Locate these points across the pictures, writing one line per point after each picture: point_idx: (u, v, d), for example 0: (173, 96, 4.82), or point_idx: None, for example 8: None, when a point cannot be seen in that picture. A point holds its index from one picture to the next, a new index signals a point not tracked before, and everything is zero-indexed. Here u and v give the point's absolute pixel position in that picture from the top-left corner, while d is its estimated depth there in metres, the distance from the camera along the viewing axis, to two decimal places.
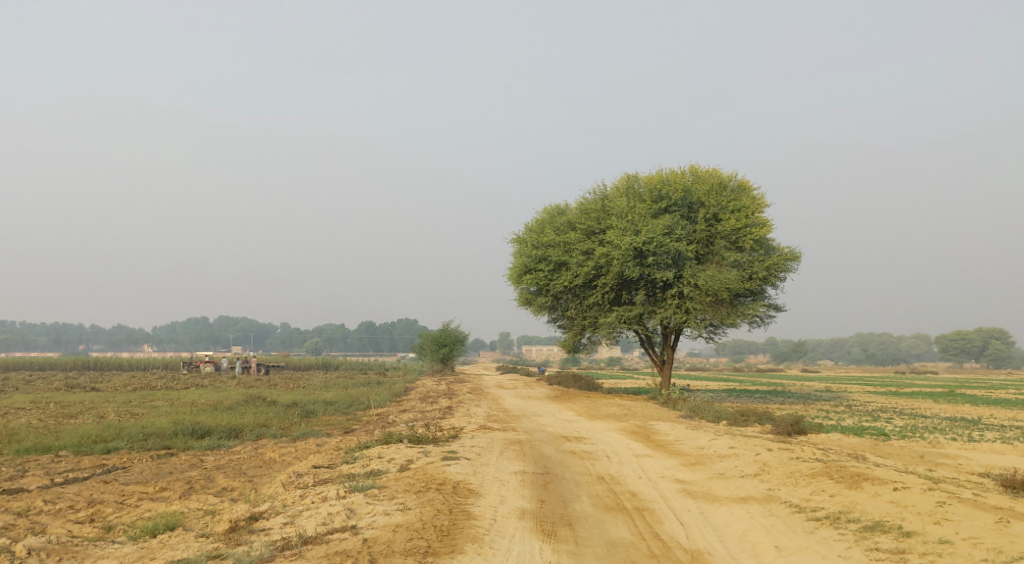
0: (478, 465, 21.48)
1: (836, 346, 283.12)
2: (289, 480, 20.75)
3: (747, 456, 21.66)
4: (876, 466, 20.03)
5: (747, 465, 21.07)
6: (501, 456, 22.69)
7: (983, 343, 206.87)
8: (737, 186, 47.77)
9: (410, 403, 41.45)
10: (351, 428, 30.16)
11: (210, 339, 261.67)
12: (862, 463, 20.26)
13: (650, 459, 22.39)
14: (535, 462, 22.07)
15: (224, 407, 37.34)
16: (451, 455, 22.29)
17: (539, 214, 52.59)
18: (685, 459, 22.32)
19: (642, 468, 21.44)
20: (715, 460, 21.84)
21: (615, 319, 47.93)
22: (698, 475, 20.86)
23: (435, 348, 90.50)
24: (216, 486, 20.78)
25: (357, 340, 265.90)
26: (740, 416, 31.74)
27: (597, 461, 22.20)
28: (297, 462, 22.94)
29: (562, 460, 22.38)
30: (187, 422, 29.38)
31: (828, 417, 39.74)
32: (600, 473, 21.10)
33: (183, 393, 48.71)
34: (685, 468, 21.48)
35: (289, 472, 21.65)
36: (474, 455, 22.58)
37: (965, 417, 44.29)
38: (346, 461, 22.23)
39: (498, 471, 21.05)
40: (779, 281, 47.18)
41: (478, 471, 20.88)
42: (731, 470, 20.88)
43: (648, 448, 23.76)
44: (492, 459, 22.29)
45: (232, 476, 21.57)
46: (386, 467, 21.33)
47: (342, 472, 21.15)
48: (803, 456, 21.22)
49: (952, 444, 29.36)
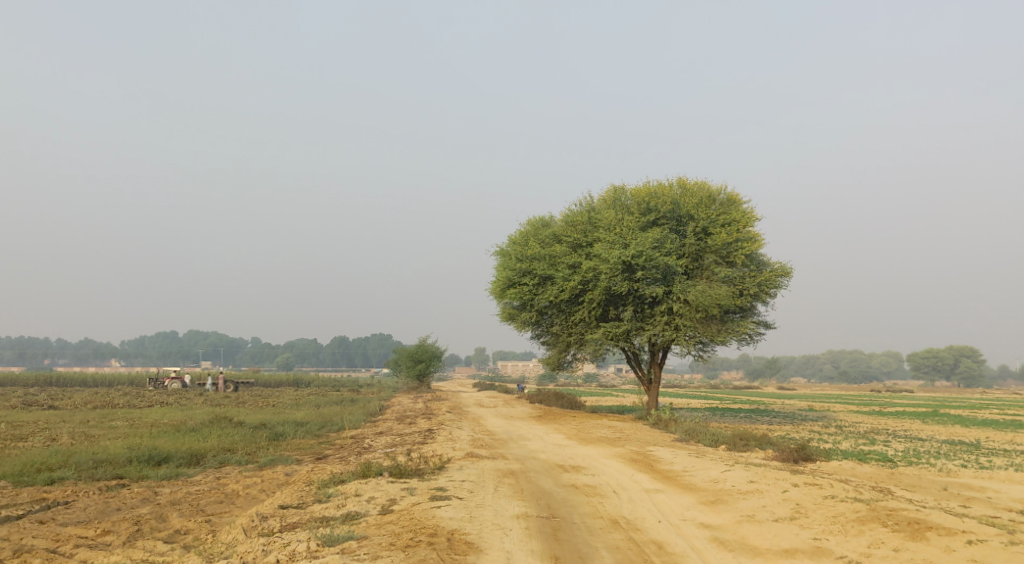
0: (474, 507, 19.30)
1: (808, 364, 283.45)
2: (255, 525, 18.52)
3: (774, 494, 19.69)
4: (929, 509, 18.20)
5: (779, 506, 19.09)
6: (497, 494, 20.55)
7: (955, 361, 207.11)
8: (727, 198, 46.08)
9: (386, 424, 39.18)
10: (324, 454, 27.89)
11: (179, 353, 257.29)
12: (911, 504, 18.43)
13: (664, 496, 20.34)
14: (537, 502, 19.94)
15: (186, 429, 34.86)
16: (440, 494, 20.14)
17: (523, 226, 50.55)
18: (701, 497, 20.33)
19: (659, 509, 19.42)
20: (738, 498, 19.84)
21: (602, 336, 46.02)
22: (724, 518, 18.85)
23: (410, 365, 88.20)
24: (167, 530, 18.49)
25: (329, 356, 262.34)
26: (739, 440, 29.88)
27: (605, 499, 20.13)
28: (263, 499, 20.66)
29: (565, 498, 20.27)
30: (144, 446, 26.93)
31: (826, 440, 38.01)
32: (614, 515, 19.05)
33: (145, 412, 45.96)
34: (706, 508, 19.51)
35: (253, 512, 19.40)
36: (467, 493, 20.41)
37: (962, 440, 42.76)
38: (320, 500, 19.99)
39: (497, 515, 18.90)
40: (770, 297, 45.53)
41: (474, 516, 18.74)
42: (762, 512, 18.86)
43: (657, 481, 21.74)
44: (488, 498, 20.13)
45: (188, 516, 19.26)
46: (366, 509, 19.13)
47: (316, 515, 18.93)
48: (839, 494, 19.31)
49: (965, 472, 27.62)
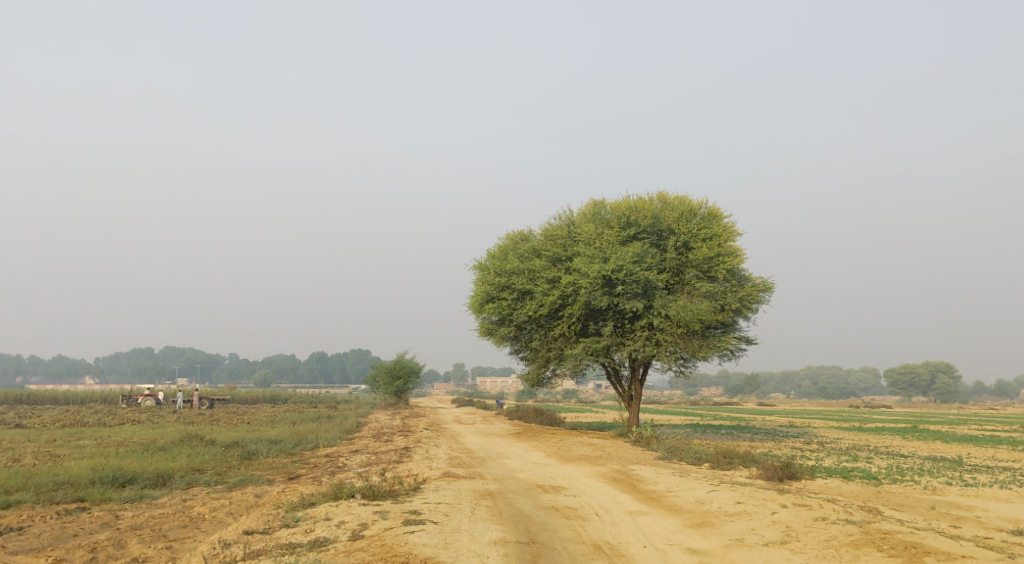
0: (449, 532, 18.57)
1: (787, 380, 284.27)
2: (218, 552, 17.72)
3: (762, 516, 19.11)
4: (925, 532, 17.64)
5: (768, 529, 18.50)
6: (474, 517, 19.84)
7: (932, 377, 208.26)
8: (708, 213, 45.76)
9: (362, 442, 38.37)
10: (296, 474, 27.04)
11: (154, 369, 254.33)
12: (905, 527, 17.88)
13: (648, 519, 19.72)
14: (516, 527, 19.23)
15: (155, 448, 33.87)
16: (414, 518, 19.40)
17: (502, 240, 49.95)
18: (687, 519, 19.72)
19: (643, 533, 18.78)
20: (726, 521, 19.24)
21: (582, 351, 45.44)
22: (712, 542, 18.23)
23: (389, 381, 87.28)
24: (124, 558, 17.67)
25: (308, 372, 260.26)
26: (722, 457, 29.32)
27: (587, 523, 19.47)
28: (230, 524, 19.83)
29: (545, 522, 19.57)
30: (109, 467, 26.00)
31: (808, 457, 37.56)
32: (596, 540, 18.39)
33: (114, 430, 44.81)
34: (693, 531, 18.88)
35: (216, 538, 18.58)
36: (442, 517, 19.67)
37: (945, 456, 42.46)
38: (288, 524, 19.19)
39: (474, 541, 18.18)
40: (751, 313, 45.17)
41: (449, 543, 18.00)
42: (750, 536, 18.27)
43: (640, 502, 21.10)
44: (465, 522, 19.41)
45: (148, 542, 18.43)
46: (335, 535, 18.37)
47: (282, 541, 18.14)
48: (830, 516, 18.74)
49: (951, 490, 27.19)
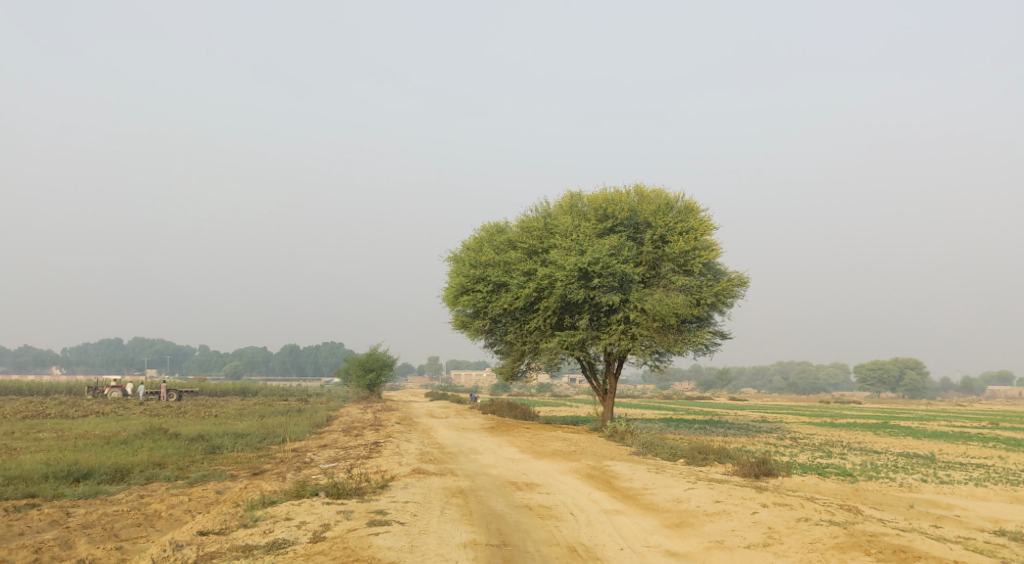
0: (416, 534, 17.89)
1: (758, 375, 286.17)
2: (169, 555, 16.94)
3: (742, 517, 18.60)
4: (913, 535, 17.20)
5: (749, 530, 18.00)
6: (443, 517, 19.17)
7: (900, 374, 210.31)
8: (685, 206, 45.36)
9: (331, 436, 37.63)
10: (260, 470, 26.21)
11: (123, 361, 251.08)
12: (891, 529, 17.43)
13: (625, 519, 19.16)
14: (487, 527, 18.58)
15: (117, 441, 32.89)
16: (380, 518, 18.71)
17: (477, 231, 49.22)
18: (664, 518, 19.20)
19: (620, 535, 18.22)
20: (705, 521, 18.72)
21: (557, 345, 44.88)
22: (691, 544, 17.70)
23: (361, 374, 86.33)
24: (70, 560, 16.89)
25: (279, 364, 258.02)
26: (697, 453, 28.88)
27: (561, 523, 18.88)
28: (186, 523, 19.05)
29: (517, 522, 18.95)
30: (64, 461, 25.07)
31: (783, 453, 37.26)
32: (571, 542, 17.80)
33: (76, 422, 43.64)
34: (671, 532, 18.34)
35: (169, 539, 17.81)
36: (410, 517, 18.98)
37: (918, 452, 42.38)
38: (246, 524, 18.43)
39: (442, 544, 17.51)
40: (727, 307, 44.87)
41: (416, 546, 17.31)
42: (731, 538, 17.75)
43: (616, 501, 20.53)
44: (433, 522, 18.73)
45: (97, 543, 17.62)
46: (295, 536, 17.65)
47: (238, 543, 17.39)
48: (813, 517, 18.26)
49: (927, 488, 26.89)
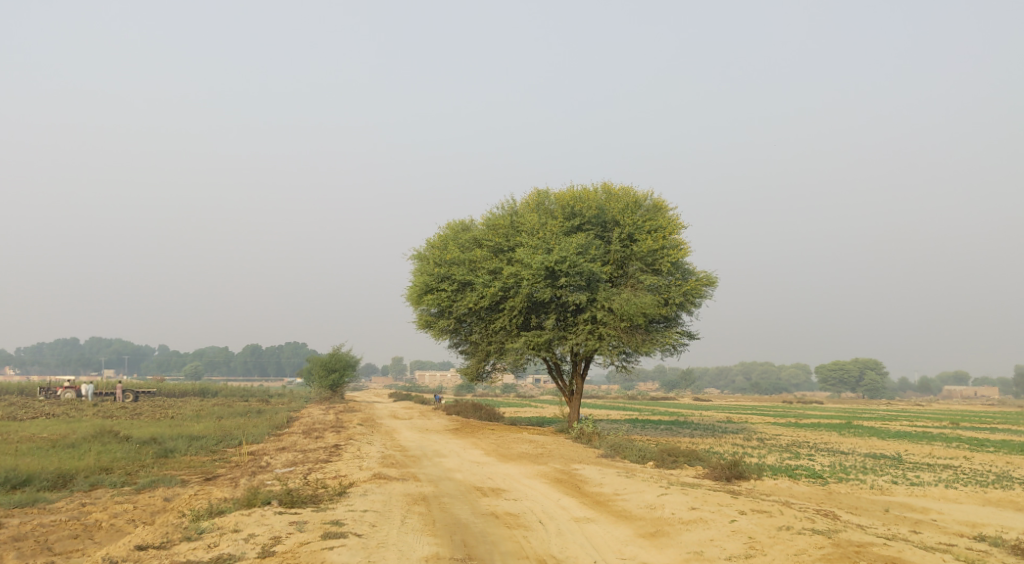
0: (374, 548, 16.96)
1: (721, 375, 288.09)
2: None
3: (720, 525, 17.92)
4: (900, 545, 16.63)
5: (728, 540, 17.30)
6: (404, 528, 18.26)
7: (861, 373, 212.83)
8: (653, 205, 44.84)
9: (290, 438, 36.53)
10: (214, 474, 25.13)
11: (80, 360, 246.48)
12: (877, 538, 16.86)
13: (597, 528, 18.40)
14: (451, 539, 17.69)
15: (64, 444, 31.56)
16: (336, 530, 17.75)
17: (442, 229, 48.27)
18: (637, 527, 18.45)
19: (592, 546, 17.43)
20: (681, 530, 18.00)
21: (523, 345, 44.11)
22: (668, 556, 16.97)
23: (324, 374, 84.98)
24: None
25: (241, 364, 254.67)
26: (667, 456, 28.25)
27: (530, 533, 18.06)
28: (127, 535, 18.03)
29: (483, 533, 18.07)
30: (4, 466, 23.85)
31: (751, 454, 36.80)
32: (541, 554, 16.98)
33: (23, 424, 42.05)
34: (647, 543, 17.59)
35: (105, 554, 16.84)
36: (368, 528, 18.05)
37: (884, 453, 42.14)
38: (190, 536, 17.43)
39: (402, 559, 16.58)
40: (694, 307, 44.42)
41: (373, 561, 16.39)
42: (710, 549, 17.03)
43: (587, 508, 19.76)
44: (393, 534, 17.80)
45: (27, 558, 16.63)
46: (241, 551, 16.69)
47: (178, 560, 16.41)
48: (795, 525, 17.62)
49: (900, 490, 26.40)
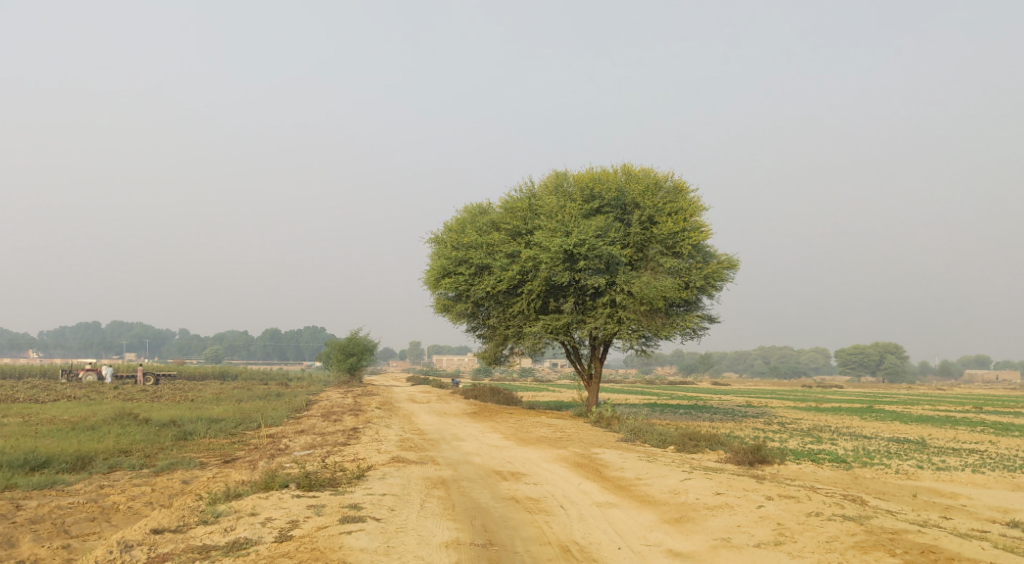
0: (392, 533, 16.74)
1: (740, 360, 286.95)
2: (115, 558, 15.87)
3: (747, 511, 17.61)
4: (935, 532, 16.31)
5: (756, 526, 16.99)
6: (423, 513, 18.03)
7: (880, 357, 211.22)
8: (673, 186, 44.29)
9: (308, 422, 36.43)
10: (232, 457, 25.02)
11: (101, 344, 248.54)
12: (910, 524, 16.55)
13: (620, 513, 18.12)
14: (472, 524, 17.45)
15: (84, 426, 31.60)
16: (354, 514, 17.55)
17: (459, 212, 47.94)
18: (661, 513, 18.15)
19: (616, 532, 17.14)
20: (706, 515, 17.70)
21: (542, 329, 43.81)
22: (695, 542, 16.66)
23: (342, 357, 85.07)
24: (12, 560, 15.93)
25: (260, 348, 256.06)
26: (688, 440, 27.89)
27: (552, 518, 17.80)
28: (144, 518, 17.96)
29: (504, 518, 17.81)
30: (23, 448, 23.85)
31: (773, 438, 36.38)
32: (564, 541, 16.71)
33: (44, 407, 42.24)
34: (672, 529, 17.28)
35: (122, 537, 16.76)
36: (387, 512, 17.84)
37: (907, 437, 41.58)
38: (207, 519, 17.31)
39: (421, 544, 16.36)
40: (715, 290, 43.92)
41: (391, 547, 16.16)
42: (738, 535, 16.72)
43: (609, 492, 19.46)
44: (412, 519, 17.58)
45: (43, 541, 16.60)
46: (258, 536, 16.53)
47: (194, 543, 16.29)
48: (824, 511, 17.31)
49: (927, 475, 25.94)
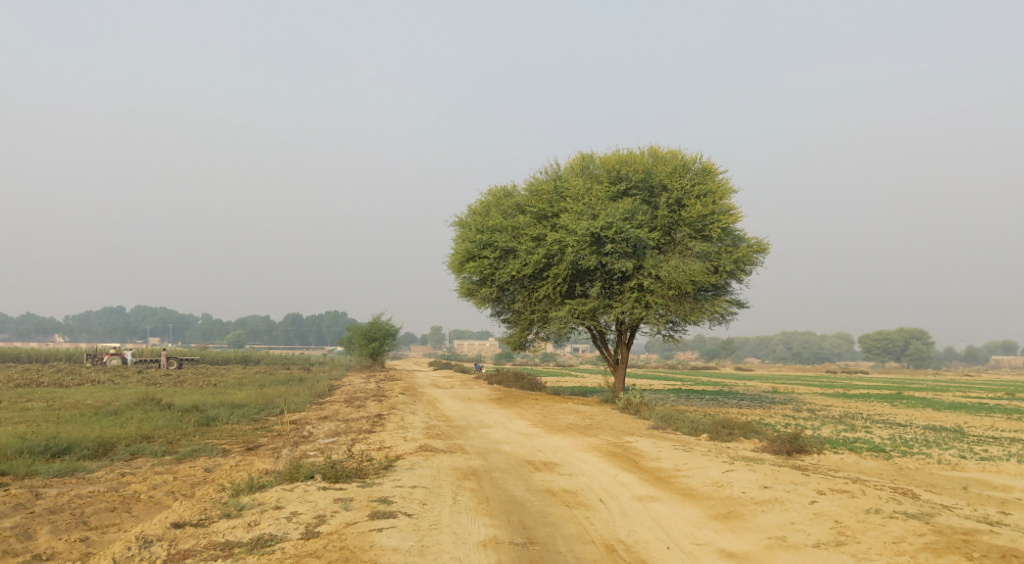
0: (426, 531, 16.12)
1: (761, 345, 284.95)
2: (134, 555, 15.35)
3: (799, 507, 17.00)
4: (1007, 532, 15.85)
5: (812, 524, 16.37)
6: (456, 507, 17.40)
7: (906, 343, 208.68)
8: (702, 168, 43.27)
9: (332, 407, 35.89)
10: (255, 444, 24.49)
11: (125, 328, 250.08)
12: (980, 524, 16.08)
13: (663, 508, 17.45)
14: (509, 520, 16.81)
15: (106, 411, 31.18)
16: (384, 509, 16.93)
17: (483, 195, 47.17)
18: (707, 507, 17.47)
19: (662, 530, 16.48)
20: (756, 511, 17.06)
21: (567, 314, 43.06)
22: (748, 541, 15.99)
23: (363, 343, 84.58)
24: (28, 553, 15.45)
25: (282, 333, 256.97)
26: (722, 429, 27.12)
27: (592, 514, 17.15)
28: (165, 510, 17.48)
29: (541, 513, 17.17)
30: (44, 434, 23.41)
31: (806, 426, 35.55)
32: (608, 539, 16.05)
33: (66, 391, 41.97)
34: (722, 526, 16.61)
35: (142, 530, 16.25)
36: (419, 507, 17.22)
37: (943, 425, 40.52)
38: (229, 513, 16.76)
39: (457, 544, 15.72)
40: (745, 275, 42.97)
41: (425, 546, 15.54)
42: (793, 534, 16.08)
43: (649, 485, 18.79)
44: (445, 514, 16.96)
45: (61, 533, 16.12)
46: (283, 532, 15.96)
47: (217, 540, 15.75)
48: (883, 509, 16.74)
49: (971, 465, 25.04)
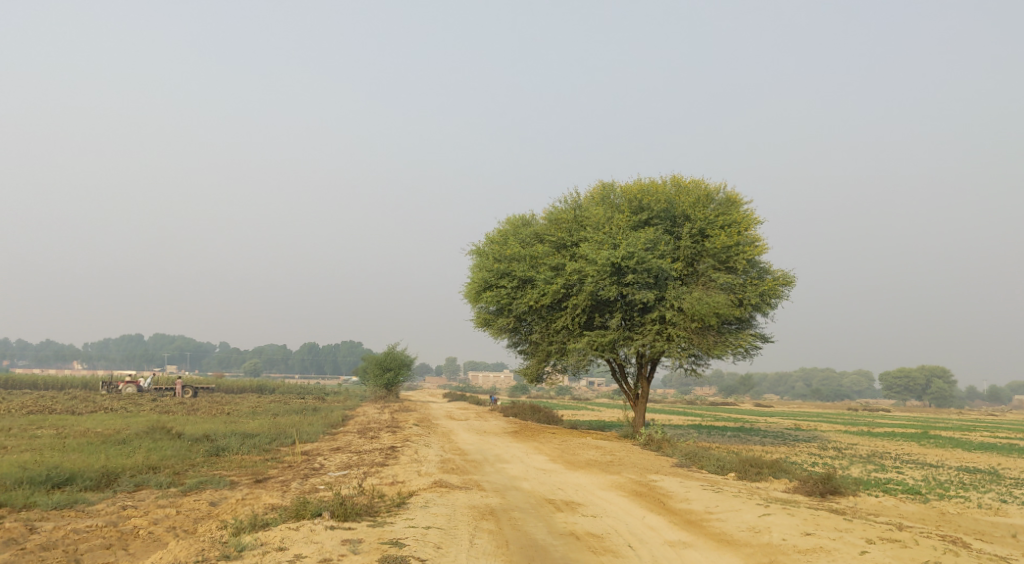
0: None
1: (780, 381, 282.07)
2: None
3: (848, 558, 16.10)
4: None
5: None
6: (473, 552, 16.46)
7: (927, 382, 205.68)
8: (726, 199, 42.42)
9: (345, 439, 35.05)
10: (264, 476, 23.63)
11: (143, 356, 250.48)
12: None
13: (698, 556, 16.50)
14: None
15: (114, 440, 30.48)
16: (395, 553, 16.02)
17: (501, 224, 46.49)
18: (746, 556, 16.52)
19: None
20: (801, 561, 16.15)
21: (587, 345, 42.10)
22: None
23: (378, 373, 83.80)
24: None
25: (298, 362, 256.74)
26: (750, 468, 26.02)
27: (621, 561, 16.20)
28: (163, 548, 16.74)
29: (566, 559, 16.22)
30: (47, 463, 22.70)
31: (835, 465, 34.33)
32: None
33: (76, 418, 41.33)
34: None
35: None
36: (433, 551, 16.32)
37: (977, 467, 39.11)
38: (229, 554, 15.93)
39: None
40: (770, 308, 41.92)
41: None
42: None
43: (679, 529, 17.81)
44: (462, 560, 16.04)
45: None
46: None
47: None
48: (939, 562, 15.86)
49: (1013, 510, 23.80)
